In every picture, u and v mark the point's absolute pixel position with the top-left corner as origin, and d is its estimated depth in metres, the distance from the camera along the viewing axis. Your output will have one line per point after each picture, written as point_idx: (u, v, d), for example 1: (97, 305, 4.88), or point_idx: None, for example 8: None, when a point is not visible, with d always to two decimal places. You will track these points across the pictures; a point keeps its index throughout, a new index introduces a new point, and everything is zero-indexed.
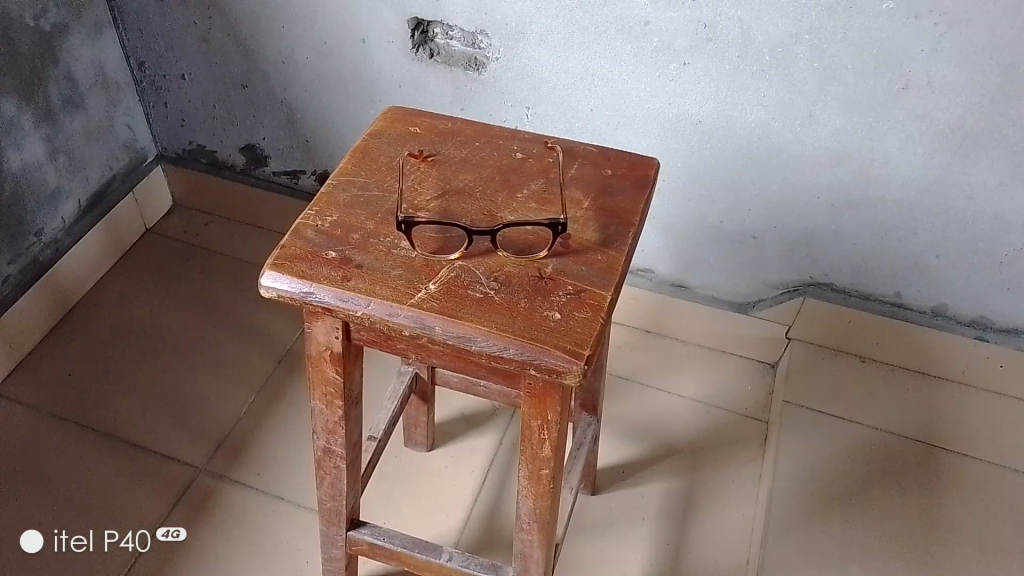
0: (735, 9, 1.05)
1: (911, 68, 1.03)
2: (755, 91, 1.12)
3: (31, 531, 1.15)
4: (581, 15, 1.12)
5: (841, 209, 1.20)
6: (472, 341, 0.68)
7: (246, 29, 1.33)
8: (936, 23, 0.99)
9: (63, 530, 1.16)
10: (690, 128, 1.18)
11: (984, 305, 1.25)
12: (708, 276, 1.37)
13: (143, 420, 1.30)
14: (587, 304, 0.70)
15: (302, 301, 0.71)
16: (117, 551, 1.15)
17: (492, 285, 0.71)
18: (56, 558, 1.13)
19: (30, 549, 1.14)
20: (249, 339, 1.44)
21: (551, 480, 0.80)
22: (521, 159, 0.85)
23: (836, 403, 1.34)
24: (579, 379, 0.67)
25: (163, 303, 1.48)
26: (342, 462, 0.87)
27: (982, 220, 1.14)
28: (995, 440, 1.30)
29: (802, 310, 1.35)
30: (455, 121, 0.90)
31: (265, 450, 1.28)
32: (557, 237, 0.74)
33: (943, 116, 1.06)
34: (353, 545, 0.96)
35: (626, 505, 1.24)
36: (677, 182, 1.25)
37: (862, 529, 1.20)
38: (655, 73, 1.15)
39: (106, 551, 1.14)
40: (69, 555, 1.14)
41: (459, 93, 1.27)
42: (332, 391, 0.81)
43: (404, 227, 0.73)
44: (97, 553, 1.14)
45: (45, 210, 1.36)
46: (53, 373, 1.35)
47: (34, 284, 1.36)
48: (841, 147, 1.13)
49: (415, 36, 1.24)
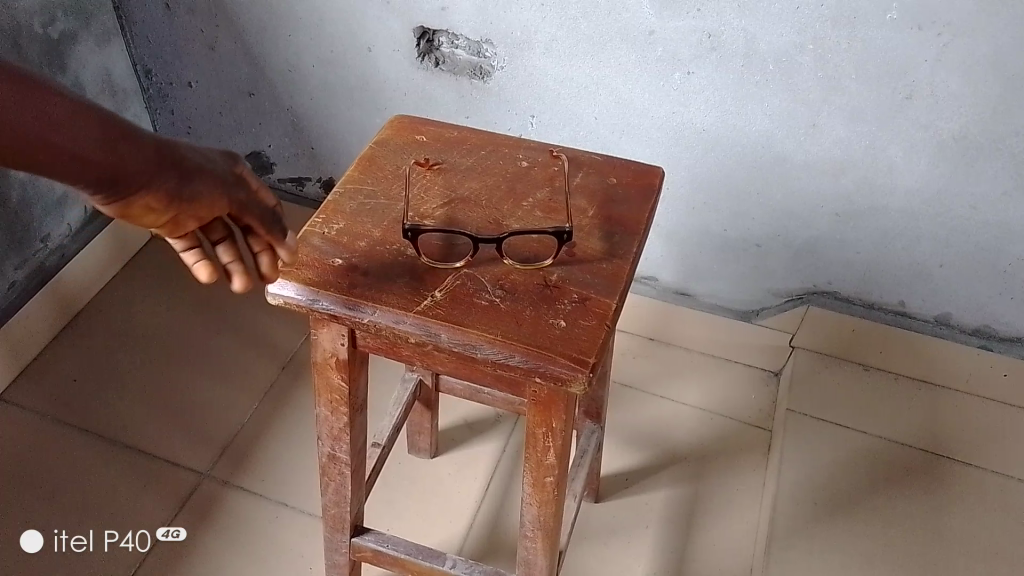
0: (739, 20, 1.06)
1: (914, 78, 1.03)
2: (759, 101, 1.12)
3: (31, 531, 1.16)
4: (586, 24, 1.13)
5: (845, 219, 1.20)
6: (477, 350, 0.68)
7: (253, 38, 1.34)
8: (939, 33, 0.99)
9: (64, 530, 1.17)
10: (694, 136, 1.19)
11: (988, 314, 1.25)
12: (712, 284, 1.38)
13: (148, 425, 1.31)
14: (592, 312, 0.71)
15: (307, 308, 0.71)
16: (118, 551, 1.15)
17: (497, 293, 0.72)
18: (57, 559, 1.14)
19: (29, 549, 1.14)
20: (254, 345, 1.44)
21: (555, 488, 0.80)
22: (526, 168, 0.86)
23: (839, 412, 1.34)
24: (584, 387, 0.67)
25: (167, 309, 1.49)
26: (346, 469, 0.88)
27: (985, 230, 1.14)
28: (1000, 449, 1.30)
29: (806, 319, 1.35)
30: (461, 130, 0.91)
31: (268, 456, 1.29)
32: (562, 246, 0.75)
33: (946, 126, 1.06)
34: (357, 552, 0.96)
35: (629, 513, 1.24)
36: (681, 191, 1.26)
37: (865, 538, 1.20)
38: (659, 83, 1.15)
39: (106, 551, 1.15)
40: (70, 555, 1.14)
41: (464, 102, 1.28)
42: (338, 397, 0.81)
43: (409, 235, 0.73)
44: (97, 553, 1.15)
45: (52, 216, 1.38)
46: (58, 378, 1.36)
47: (41, 290, 1.37)
48: (845, 157, 1.13)
49: (420, 44, 1.25)
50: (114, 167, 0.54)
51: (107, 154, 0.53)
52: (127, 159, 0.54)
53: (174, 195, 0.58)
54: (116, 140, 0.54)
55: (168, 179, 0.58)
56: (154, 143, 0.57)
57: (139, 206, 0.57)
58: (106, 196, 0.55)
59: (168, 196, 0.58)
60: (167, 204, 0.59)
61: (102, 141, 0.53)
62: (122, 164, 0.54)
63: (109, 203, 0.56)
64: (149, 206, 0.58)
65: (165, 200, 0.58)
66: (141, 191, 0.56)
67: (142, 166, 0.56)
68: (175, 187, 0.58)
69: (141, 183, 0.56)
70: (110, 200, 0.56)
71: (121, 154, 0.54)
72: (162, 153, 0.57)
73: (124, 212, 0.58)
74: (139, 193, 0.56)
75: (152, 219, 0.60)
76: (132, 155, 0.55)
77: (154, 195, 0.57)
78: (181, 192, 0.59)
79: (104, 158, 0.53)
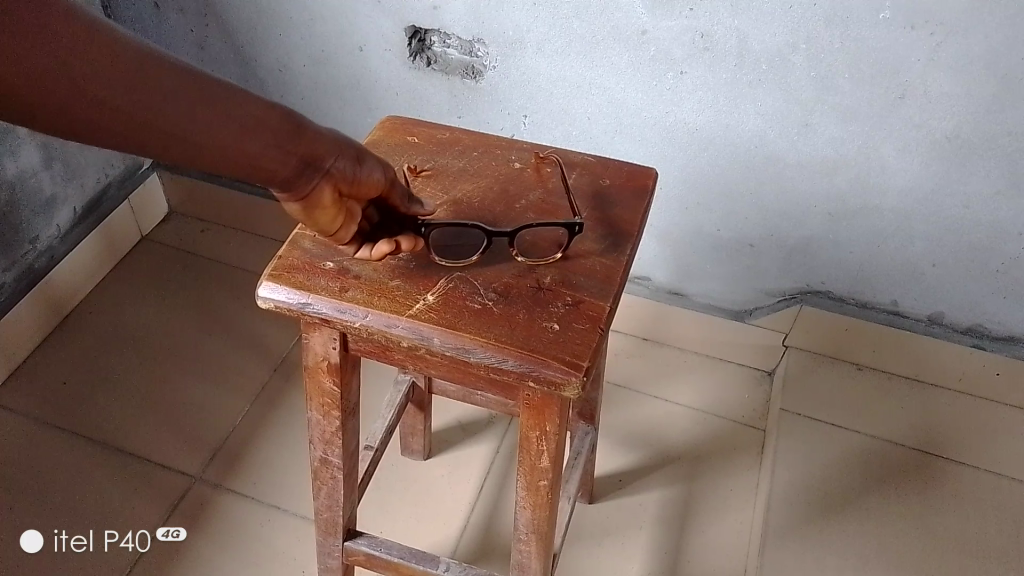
0: (732, 19, 1.05)
1: (908, 77, 1.03)
2: (751, 100, 1.12)
3: (31, 531, 1.15)
4: (578, 24, 1.12)
5: (837, 218, 1.20)
6: (470, 354, 0.67)
7: (243, 37, 1.33)
8: (932, 32, 0.98)
9: (64, 530, 1.16)
10: (686, 136, 1.18)
11: (980, 313, 1.25)
12: (705, 284, 1.38)
13: (140, 428, 1.30)
14: (586, 315, 0.70)
15: (299, 312, 0.71)
16: (117, 551, 1.15)
17: (490, 296, 0.71)
18: (57, 558, 1.14)
19: (30, 549, 1.14)
20: (245, 347, 1.43)
21: (549, 491, 0.80)
22: (519, 169, 0.85)
23: (832, 411, 1.34)
24: (578, 391, 0.66)
25: (158, 311, 1.47)
26: (339, 473, 0.87)
27: (978, 229, 1.14)
28: (992, 449, 1.30)
29: (798, 319, 1.35)
30: (453, 131, 0.91)
31: (261, 459, 1.28)
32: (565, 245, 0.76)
33: (940, 125, 1.06)
34: (349, 556, 0.95)
35: (621, 514, 1.24)
36: (675, 191, 1.25)
37: (859, 538, 1.20)
38: (652, 82, 1.15)
39: (105, 552, 1.14)
40: (69, 555, 1.14)
41: (456, 101, 1.27)
42: (329, 401, 0.81)
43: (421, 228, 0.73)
44: (97, 553, 1.14)
45: (41, 217, 1.36)
46: (47, 381, 1.35)
47: (29, 291, 1.36)
48: (837, 156, 1.13)
49: (412, 44, 1.24)
50: (308, 154, 0.59)
51: (301, 142, 0.58)
52: (315, 145, 0.60)
53: (352, 179, 0.64)
54: (303, 130, 0.59)
55: (345, 160, 0.63)
56: (330, 133, 0.62)
57: (327, 196, 0.63)
58: (300, 191, 0.61)
59: (350, 178, 0.64)
60: (346, 187, 0.64)
61: (293, 131, 0.58)
62: (315, 150, 0.60)
63: (300, 198, 0.61)
64: (331, 195, 0.63)
65: (346, 182, 0.64)
66: (328, 179, 0.62)
67: (328, 151, 0.61)
68: (351, 168, 0.64)
69: (327, 169, 0.61)
70: (307, 188, 0.61)
71: (313, 143, 0.60)
72: (337, 138, 0.63)
73: (311, 207, 0.63)
74: (323, 179, 0.61)
75: (332, 210, 0.64)
76: (318, 140, 0.60)
77: (337, 178, 0.63)
78: (356, 176, 0.64)
79: (299, 147, 0.58)
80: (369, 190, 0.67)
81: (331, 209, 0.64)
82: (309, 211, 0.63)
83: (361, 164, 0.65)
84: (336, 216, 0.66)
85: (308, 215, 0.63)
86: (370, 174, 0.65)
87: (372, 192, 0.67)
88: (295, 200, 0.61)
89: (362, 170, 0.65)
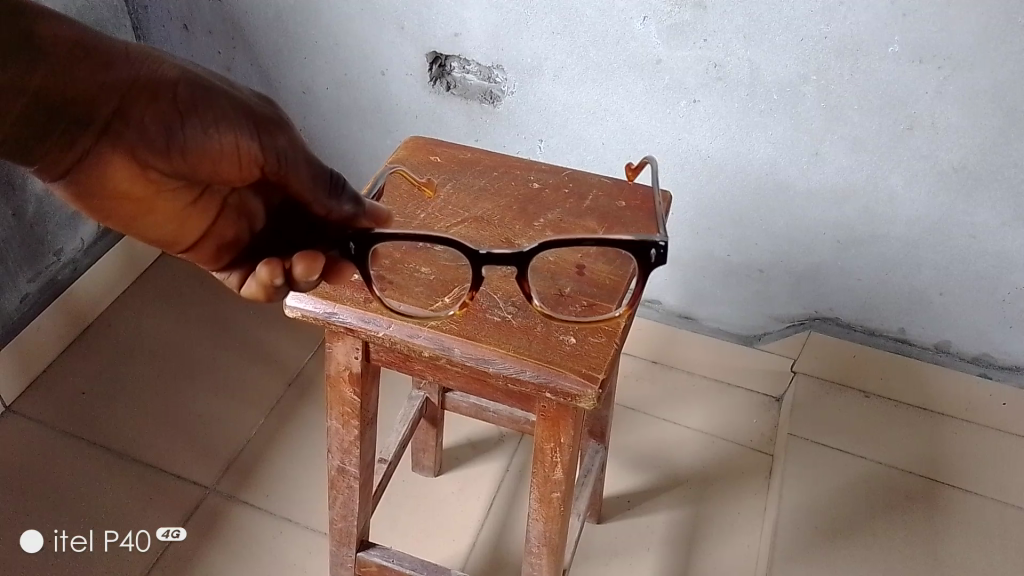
0: (745, 50, 1.08)
1: (915, 111, 1.06)
2: (763, 129, 1.14)
3: (31, 531, 1.17)
4: (595, 53, 1.16)
5: (847, 246, 1.22)
6: (490, 364, 0.70)
7: (267, 60, 1.37)
8: (939, 66, 1.01)
9: (64, 530, 1.19)
10: (697, 163, 1.21)
11: (987, 342, 1.26)
12: (715, 308, 1.40)
13: (153, 438, 1.32)
14: (602, 329, 0.72)
15: (324, 321, 0.73)
16: (118, 551, 1.17)
17: (510, 309, 0.73)
18: (56, 558, 1.16)
19: (30, 549, 1.16)
20: (260, 360, 1.45)
21: (561, 504, 0.81)
22: (538, 189, 0.88)
23: (840, 436, 1.35)
24: (593, 402, 0.69)
25: (176, 323, 1.50)
26: (355, 482, 0.89)
27: (985, 258, 1.16)
28: (998, 477, 1.31)
29: (807, 343, 1.37)
30: (474, 151, 0.94)
31: (274, 471, 1.30)
32: (565, 272, 0.77)
33: (947, 157, 1.08)
34: (362, 566, 0.97)
35: (631, 535, 1.25)
36: (685, 216, 1.28)
37: (865, 563, 1.21)
38: (666, 111, 1.18)
39: (106, 551, 1.17)
40: (70, 551, 1.17)
41: (474, 125, 1.31)
42: (349, 411, 0.83)
43: (350, 245, 0.65)
44: (97, 553, 1.17)
45: (65, 230, 1.40)
46: (65, 391, 1.37)
47: (52, 302, 1.39)
48: (847, 185, 1.15)
49: (433, 69, 1.27)
50: (55, 97, 0.55)
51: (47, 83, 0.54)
52: (68, 84, 0.55)
53: (163, 145, 0.60)
54: (40, 60, 0.54)
55: (147, 115, 0.58)
56: (121, 74, 0.57)
57: (110, 161, 0.60)
58: (74, 160, 0.58)
59: (159, 145, 0.59)
60: (149, 155, 0.60)
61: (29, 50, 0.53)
62: (73, 99, 0.55)
63: (78, 168, 0.59)
64: (127, 166, 0.60)
65: (153, 150, 0.60)
66: (114, 143, 0.59)
67: (104, 103, 0.56)
68: (160, 129, 0.59)
69: (106, 123, 0.57)
70: (77, 150, 0.58)
71: (64, 80, 0.55)
72: (131, 76, 0.57)
73: (104, 185, 0.61)
74: (100, 143, 0.58)
75: (137, 183, 0.62)
76: (78, 78, 0.55)
77: (124, 142, 0.59)
78: (169, 142, 0.60)
79: (31, 81, 0.53)
80: (209, 159, 0.61)
81: (140, 188, 0.63)
82: (103, 188, 0.61)
83: (181, 125, 0.59)
84: (150, 192, 0.64)
85: (107, 200, 0.63)
86: (189, 138, 0.60)
87: (208, 164, 0.62)
88: (77, 171, 0.59)
89: (172, 135, 0.59)
